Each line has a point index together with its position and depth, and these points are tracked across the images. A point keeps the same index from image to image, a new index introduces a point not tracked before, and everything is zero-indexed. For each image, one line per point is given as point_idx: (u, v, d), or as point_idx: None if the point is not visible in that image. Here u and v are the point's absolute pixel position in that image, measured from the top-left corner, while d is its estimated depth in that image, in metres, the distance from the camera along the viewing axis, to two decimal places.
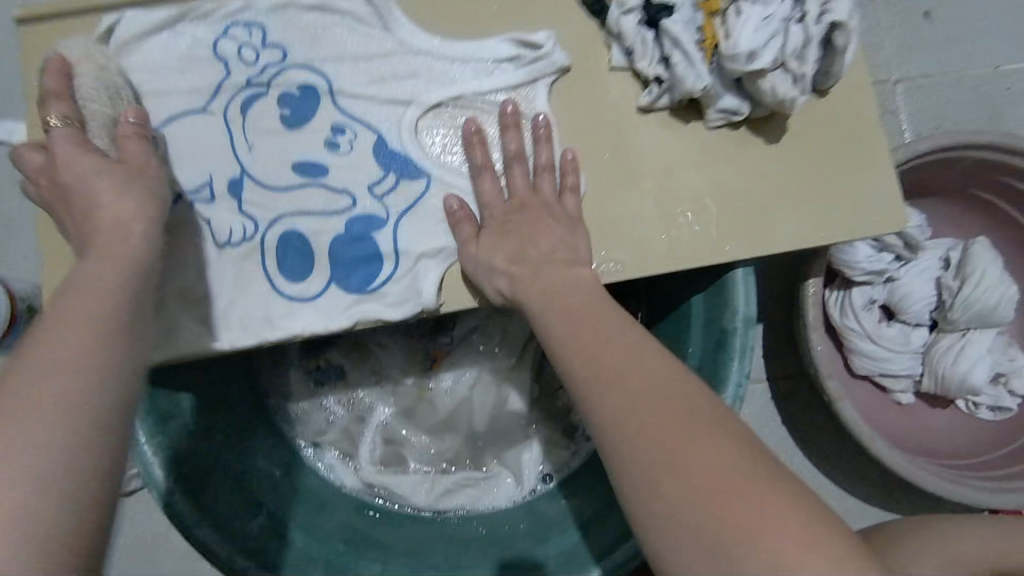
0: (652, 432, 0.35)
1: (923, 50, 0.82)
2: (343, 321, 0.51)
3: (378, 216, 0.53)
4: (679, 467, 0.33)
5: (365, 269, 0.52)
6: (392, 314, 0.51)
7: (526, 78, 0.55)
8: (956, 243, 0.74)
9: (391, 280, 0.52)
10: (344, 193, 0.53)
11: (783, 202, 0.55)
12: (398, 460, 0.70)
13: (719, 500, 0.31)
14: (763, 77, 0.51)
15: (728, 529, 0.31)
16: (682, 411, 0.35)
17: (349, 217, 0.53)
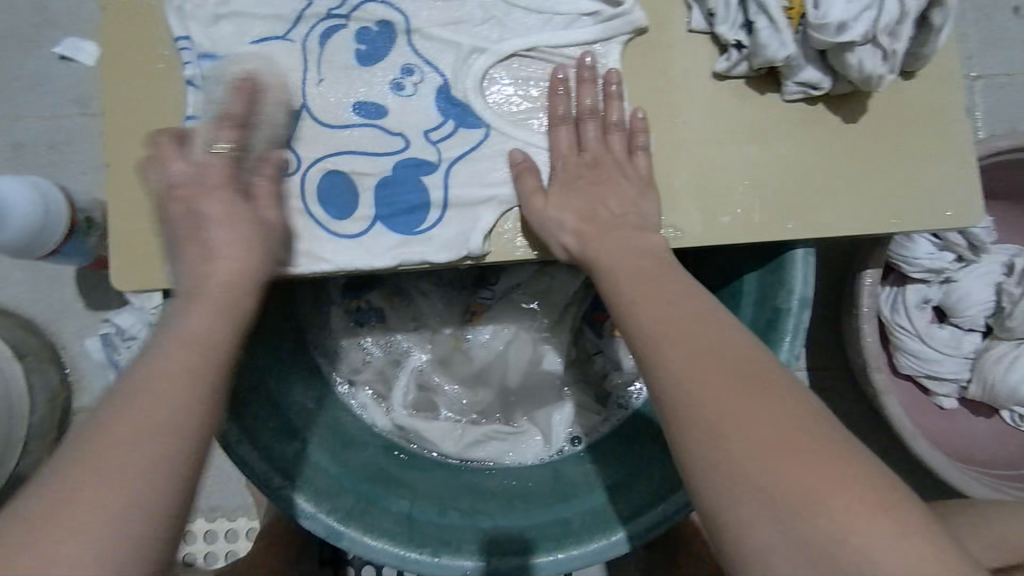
0: (716, 396, 0.37)
1: (1011, 46, 0.78)
2: (386, 261, 0.51)
3: (427, 162, 0.53)
4: (744, 438, 0.35)
5: (410, 213, 0.52)
6: (437, 257, 0.51)
7: (601, 35, 0.54)
8: (1022, 250, 0.72)
9: (437, 225, 0.52)
10: (398, 137, 0.53)
11: (852, 184, 0.53)
12: (430, 406, 0.71)
13: (778, 463, 0.34)
14: (852, 50, 0.49)
15: None
16: (747, 379, 0.38)
17: (396, 161, 0.52)
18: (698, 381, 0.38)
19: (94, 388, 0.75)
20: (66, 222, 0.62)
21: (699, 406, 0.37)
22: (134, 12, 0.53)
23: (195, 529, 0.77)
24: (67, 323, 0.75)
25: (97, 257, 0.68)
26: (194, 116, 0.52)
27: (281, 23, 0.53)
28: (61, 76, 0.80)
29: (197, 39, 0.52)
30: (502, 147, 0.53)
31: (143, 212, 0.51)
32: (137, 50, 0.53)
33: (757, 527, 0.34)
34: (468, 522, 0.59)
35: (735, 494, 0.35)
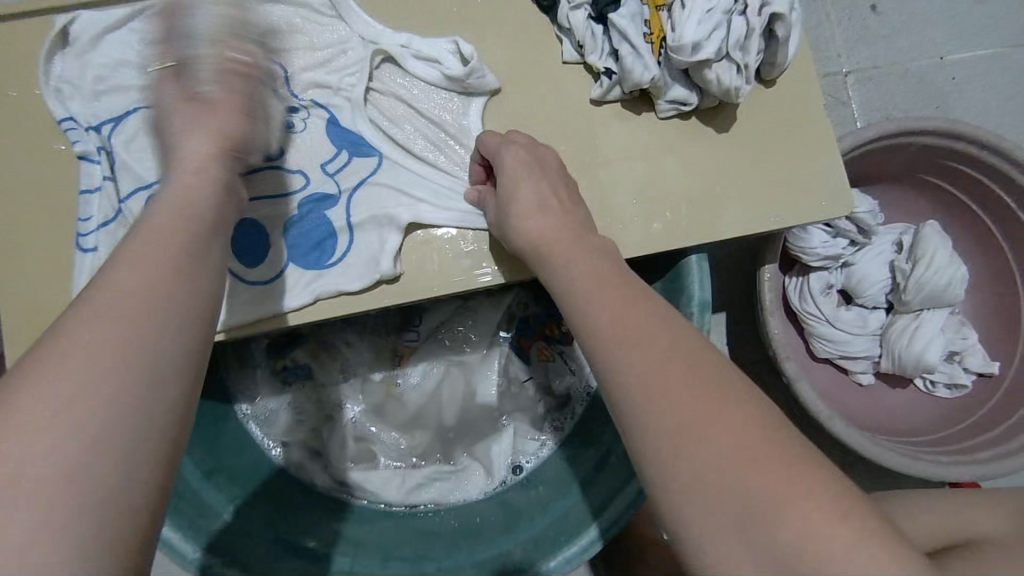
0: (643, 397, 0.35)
1: (873, 41, 0.85)
2: (303, 300, 0.52)
3: (329, 194, 0.54)
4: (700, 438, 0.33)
5: (323, 246, 0.53)
6: (353, 285, 0.52)
7: (457, 85, 0.56)
8: (908, 227, 0.77)
9: (350, 253, 0.53)
10: (297, 174, 0.54)
11: (731, 189, 0.56)
12: (369, 456, 0.70)
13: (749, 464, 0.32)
14: (709, 67, 0.52)
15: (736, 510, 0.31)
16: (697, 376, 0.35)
17: (302, 197, 0.54)
18: (630, 372, 0.36)
19: None
20: None
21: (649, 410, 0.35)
22: (10, 99, 0.53)
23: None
24: None
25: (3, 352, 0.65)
26: (89, 191, 0.52)
27: None
28: None
29: (81, 117, 0.53)
30: (393, 175, 0.54)
31: (45, 296, 0.51)
32: (21, 135, 0.53)
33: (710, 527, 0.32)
34: (411, 568, 0.59)
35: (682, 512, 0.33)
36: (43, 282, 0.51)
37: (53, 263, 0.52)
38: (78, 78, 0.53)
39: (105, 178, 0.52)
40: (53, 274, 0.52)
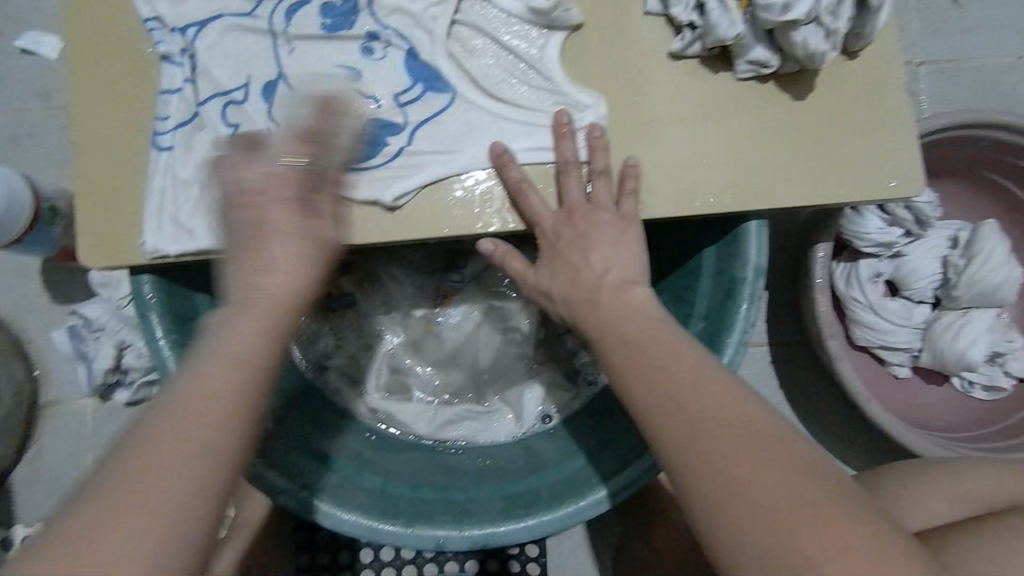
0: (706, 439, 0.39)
1: (951, 33, 0.83)
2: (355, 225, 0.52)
3: (396, 126, 0.54)
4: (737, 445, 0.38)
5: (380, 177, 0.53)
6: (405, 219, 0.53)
7: (541, 22, 0.55)
8: (964, 225, 0.76)
9: (403, 189, 0.53)
10: (369, 101, 0.54)
11: (802, 158, 0.56)
12: (403, 389, 0.72)
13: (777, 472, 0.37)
14: (796, 29, 0.51)
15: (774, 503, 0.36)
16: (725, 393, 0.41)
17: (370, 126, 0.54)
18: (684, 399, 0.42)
19: (63, 382, 0.75)
20: (30, 213, 0.60)
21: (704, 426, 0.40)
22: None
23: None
24: (32, 319, 0.75)
25: (61, 248, 0.66)
26: (166, 91, 0.53)
27: (248, 3, 0.54)
28: (23, 70, 0.79)
29: (165, 18, 0.53)
30: (465, 113, 0.54)
31: (116, 190, 0.52)
32: (107, 32, 0.54)
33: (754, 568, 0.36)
34: (440, 496, 0.60)
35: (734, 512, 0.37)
36: (116, 175, 0.52)
37: (127, 158, 0.53)
38: None
39: (183, 82, 0.53)
40: (125, 168, 0.52)
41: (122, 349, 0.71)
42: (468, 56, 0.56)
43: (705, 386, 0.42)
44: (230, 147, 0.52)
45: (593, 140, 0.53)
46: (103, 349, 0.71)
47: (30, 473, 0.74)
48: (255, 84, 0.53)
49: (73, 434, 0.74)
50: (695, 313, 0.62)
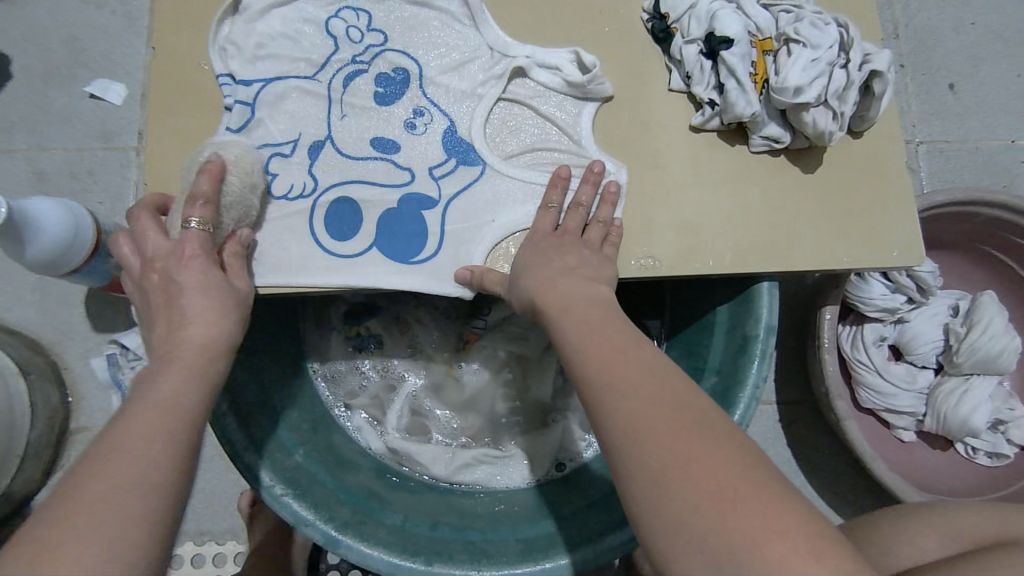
0: (642, 432, 0.38)
1: (949, 117, 0.89)
2: (388, 282, 0.56)
3: (431, 196, 0.58)
4: (679, 439, 0.37)
5: (412, 242, 0.58)
6: (434, 288, 0.57)
7: (574, 96, 0.61)
8: (965, 295, 0.79)
9: (434, 256, 0.57)
10: (406, 170, 0.59)
11: (813, 227, 0.60)
12: (423, 430, 0.74)
13: (726, 473, 0.35)
14: (808, 110, 0.57)
15: (712, 498, 0.34)
16: (665, 389, 0.40)
17: (404, 193, 0.58)
18: (642, 391, 0.40)
19: (93, 408, 0.77)
20: (91, 242, 0.64)
21: (645, 419, 0.39)
22: (177, 55, 0.60)
23: None
24: (71, 345, 0.78)
25: (112, 278, 0.70)
26: (224, 138, 0.58)
27: (310, 67, 0.60)
28: (85, 113, 0.85)
29: (237, 74, 0.59)
30: (497, 184, 0.59)
31: None
32: (183, 84, 0.59)
33: (682, 550, 0.35)
34: (457, 536, 0.62)
35: (678, 489, 0.35)
36: None
37: None
38: (240, 42, 0.59)
39: (228, 131, 0.58)
40: None
41: None
42: (503, 124, 0.61)
43: (656, 380, 0.41)
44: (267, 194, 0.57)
45: (607, 194, 0.58)
46: None
47: (50, 498, 0.75)
48: (308, 140, 0.58)
49: None
50: (709, 366, 0.65)
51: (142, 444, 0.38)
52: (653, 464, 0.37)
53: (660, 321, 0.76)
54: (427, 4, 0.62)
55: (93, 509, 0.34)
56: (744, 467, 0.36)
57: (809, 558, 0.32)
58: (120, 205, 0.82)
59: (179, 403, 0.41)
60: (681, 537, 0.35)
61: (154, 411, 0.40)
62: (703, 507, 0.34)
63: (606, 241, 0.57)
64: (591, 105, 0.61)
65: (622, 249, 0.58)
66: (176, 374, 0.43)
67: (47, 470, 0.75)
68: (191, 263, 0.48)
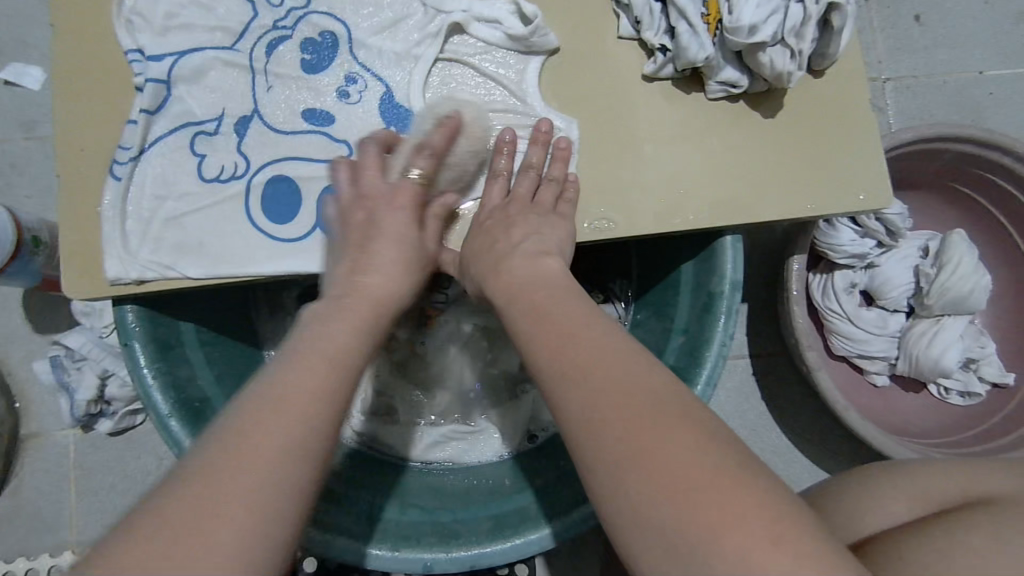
0: (595, 417, 0.36)
1: (914, 51, 0.86)
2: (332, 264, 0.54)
3: None
4: (633, 422, 0.35)
5: None
6: None
7: (516, 51, 0.57)
8: (935, 235, 0.78)
9: None
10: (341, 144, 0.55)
11: (773, 175, 0.57)
12: (389, 411, 0.72)
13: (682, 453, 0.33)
14: (763, 51, 0.53)
15: (667, 482, 0.33)
16: (616, 368, 0.38)
17: None
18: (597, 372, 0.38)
19: (44, 413, 0.74)
20: (12, 242, 0.60)
21: (600, 404, 0.37)
22: (81, 30, 0.55)
23: (36, 563, 0.70)
24: (13, 350, 0.74)
25: (43, 278, 0.66)
26: (134, 121, 0.53)
27: (229, 36, 0.55)
28: (4, 102, 0.79)
29: (147, 49, 0.54)
30: None
31: (88, 219, 0.52)
32: (89, 63, 0.54)
33: (644, 540, 0.33)
34: (427, 518, 0.60)
35: (631, 473, 0.34)
36: (88, 203, 0.53)
37: (95, 187, 0.53)
38: (149, 12, 0.54)
39: (141, 112, 0.53)
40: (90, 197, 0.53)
41: (105, 378, 0.71)
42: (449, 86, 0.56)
43: (609, 357, 0.39)
44: (198, 177, 0.54)
45: (556, 153, 0.55)
46: (86, 379, 0.71)
47: (7, 510, 0.72)
48: (231, 116, 0.54)
49: (55, 466, 0.73)
50: (676, 326, 0.63)
51: (321, 384, 0.39)
52: (610, 450, 0.35)
53: (627, 282, 0.74)
54: None
55: (260, 467, 0.34)
56: (700, 444, 0.34)
57: (772, 542, 0.30)
58: (50, 200, 0.78)
59: (351, 358, 0.42)
60: (639, 525, 0.33)
61: (330, 367, 0.40)
62: (661, 490, 0.33)
63: (560, 202, 0.54)
64: (536, 60, 0.57)
65: (576, 210, 0.55)
66: (346, 330, 0.44)
67: (1, 481, 0.72)
68: (395, 211, 0.52)
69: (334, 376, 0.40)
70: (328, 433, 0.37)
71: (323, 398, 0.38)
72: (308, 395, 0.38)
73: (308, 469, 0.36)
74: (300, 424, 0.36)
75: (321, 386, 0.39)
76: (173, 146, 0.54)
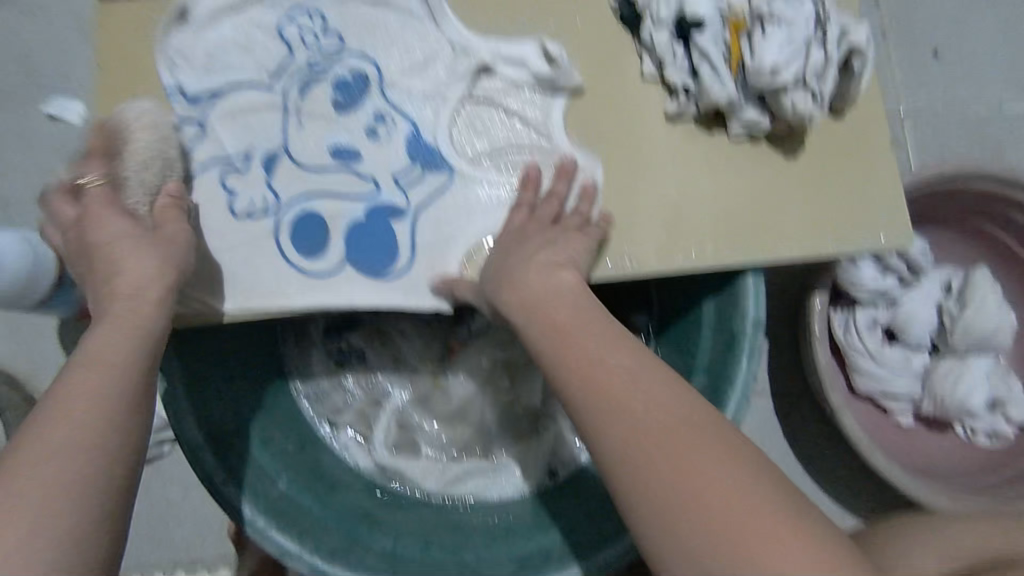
0: None
1: (933, 89, 0.87)
2: (360, 300, 0.54)
3: (398, 205, 0.56)
4: None
5: (380, 256, 0.55)
6: (407, 302, 0.55)
7: (541, 92, 0.58)
8: (957, 272, 0.77)
9: (406, 269, 0.55)
10: (369, 180, 0.56)
11: (794, 211, 0.58)
12: (410, 444, 0.72)
13: None
14: (786, 93, 0.54)
15: None
16: None
17: (369, 204, 0.56)
18: None
19: None
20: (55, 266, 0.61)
21: None
22: (124, 69, 0.57)
23: None
24: (42, 376, 0.76)
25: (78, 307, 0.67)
26: None
27: (265, 75, 0.57)
28: (43, 134, 0.82)
29: (187, 88, 0.56)
30: (464, 190, 0.57)
31: None
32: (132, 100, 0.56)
33: None
34: (451, 557, 0.59)
35: None
36: None
37: None
38: (190, 52, 0.56)
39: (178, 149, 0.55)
40: None
41: None
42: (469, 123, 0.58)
43: None
44: (230, 212, 0.55)
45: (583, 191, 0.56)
46: None
47: None
48: (262, 152, 0.56)
49: None
50: (698, 364, 0.63)
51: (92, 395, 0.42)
52: None
53: (648, 314, 0.73)
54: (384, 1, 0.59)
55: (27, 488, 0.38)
56: None
57: None
58: None
59: (108, 356, 0.44)
60: None
61: (95, 377, 0.43)
62: None
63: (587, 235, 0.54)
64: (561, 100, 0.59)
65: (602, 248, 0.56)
66: (107, 332, 0.45)
67: None
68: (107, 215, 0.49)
69: (85, 392, 0.42)
70: (81, 438, 0.40)
71: (70, 418, 0.41)
72: (61, 417, 0.41)
73: (82, 472, 0.39)
74: (64, 444, 0.40)
75: (59, 401, 0.42)
76: (209, 182, 0.55)
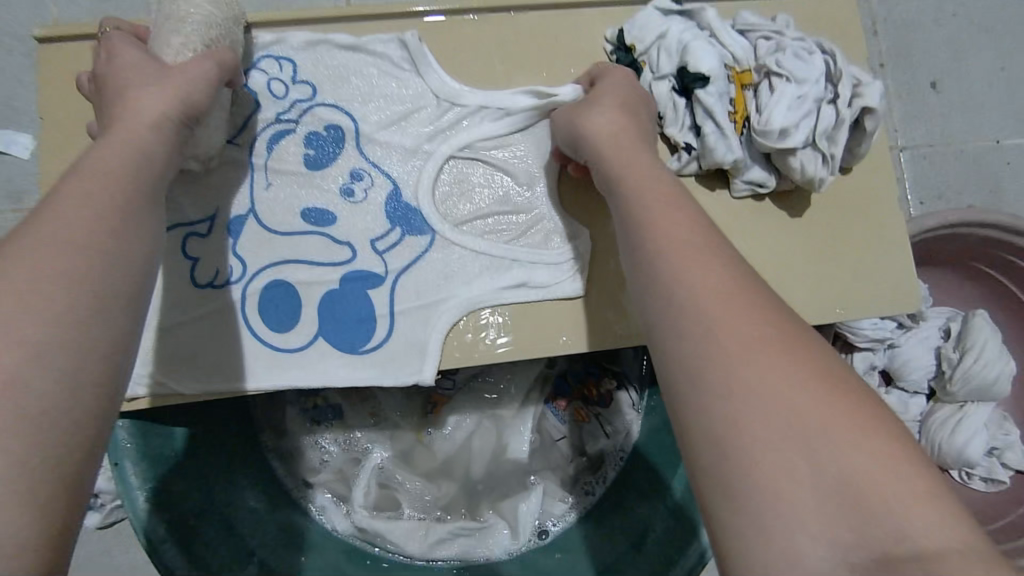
0: None
1: (931, 119, 0.84)
2: (338, 380, 0.50)
3: (375, 274, 0.52)
4: None
5: (357, 329, 0.51)
6: (388, 380, 0.50)
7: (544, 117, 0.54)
8: (955, 313, 0.75)
9: (384, 342, 0.51)
10: (345, 245, 0.52)
11: (876, 253, 0.56)
12: (393, 503, 0.68)
13: None
14: (794, 154, 0.51)
15: None
16: None
17: (343, 272, 0.51)
18: None
19: None
20: None
21: None
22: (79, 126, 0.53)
23: None
24: None
25: None
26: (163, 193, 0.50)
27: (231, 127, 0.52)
28: None
29: None
30: (444, 256, 0.53)
31: None
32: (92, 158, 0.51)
33: None
34: None
35: None
36: None
37: None
38: None
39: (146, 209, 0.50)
40: None
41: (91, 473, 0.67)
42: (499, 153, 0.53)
43: None
44: (189, 282, 0.50)
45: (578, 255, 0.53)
46: None
47: None
48: (225, 215, 0.51)
49: None
50: None
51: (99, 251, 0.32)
52: None
53: (641, 356, 0.72)
54: (360, 47, 0.54)
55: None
56: None
57: None
58: None
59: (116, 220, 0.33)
60: None
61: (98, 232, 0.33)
62: None
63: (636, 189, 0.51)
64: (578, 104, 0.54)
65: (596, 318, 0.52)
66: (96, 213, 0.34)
67: None
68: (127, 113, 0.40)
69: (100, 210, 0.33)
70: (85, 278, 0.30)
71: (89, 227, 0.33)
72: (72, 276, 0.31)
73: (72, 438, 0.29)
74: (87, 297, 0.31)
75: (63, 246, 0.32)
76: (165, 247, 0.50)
